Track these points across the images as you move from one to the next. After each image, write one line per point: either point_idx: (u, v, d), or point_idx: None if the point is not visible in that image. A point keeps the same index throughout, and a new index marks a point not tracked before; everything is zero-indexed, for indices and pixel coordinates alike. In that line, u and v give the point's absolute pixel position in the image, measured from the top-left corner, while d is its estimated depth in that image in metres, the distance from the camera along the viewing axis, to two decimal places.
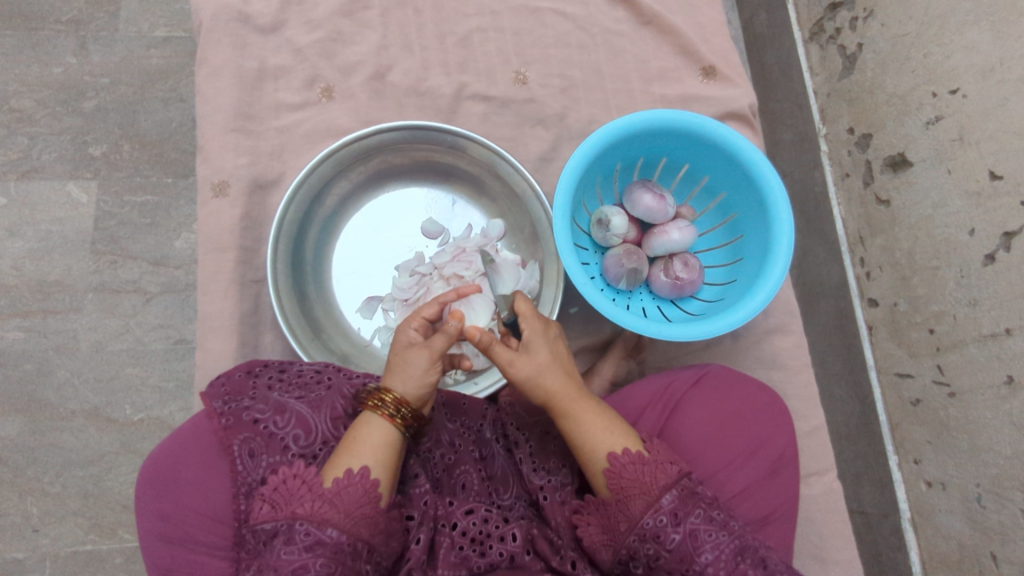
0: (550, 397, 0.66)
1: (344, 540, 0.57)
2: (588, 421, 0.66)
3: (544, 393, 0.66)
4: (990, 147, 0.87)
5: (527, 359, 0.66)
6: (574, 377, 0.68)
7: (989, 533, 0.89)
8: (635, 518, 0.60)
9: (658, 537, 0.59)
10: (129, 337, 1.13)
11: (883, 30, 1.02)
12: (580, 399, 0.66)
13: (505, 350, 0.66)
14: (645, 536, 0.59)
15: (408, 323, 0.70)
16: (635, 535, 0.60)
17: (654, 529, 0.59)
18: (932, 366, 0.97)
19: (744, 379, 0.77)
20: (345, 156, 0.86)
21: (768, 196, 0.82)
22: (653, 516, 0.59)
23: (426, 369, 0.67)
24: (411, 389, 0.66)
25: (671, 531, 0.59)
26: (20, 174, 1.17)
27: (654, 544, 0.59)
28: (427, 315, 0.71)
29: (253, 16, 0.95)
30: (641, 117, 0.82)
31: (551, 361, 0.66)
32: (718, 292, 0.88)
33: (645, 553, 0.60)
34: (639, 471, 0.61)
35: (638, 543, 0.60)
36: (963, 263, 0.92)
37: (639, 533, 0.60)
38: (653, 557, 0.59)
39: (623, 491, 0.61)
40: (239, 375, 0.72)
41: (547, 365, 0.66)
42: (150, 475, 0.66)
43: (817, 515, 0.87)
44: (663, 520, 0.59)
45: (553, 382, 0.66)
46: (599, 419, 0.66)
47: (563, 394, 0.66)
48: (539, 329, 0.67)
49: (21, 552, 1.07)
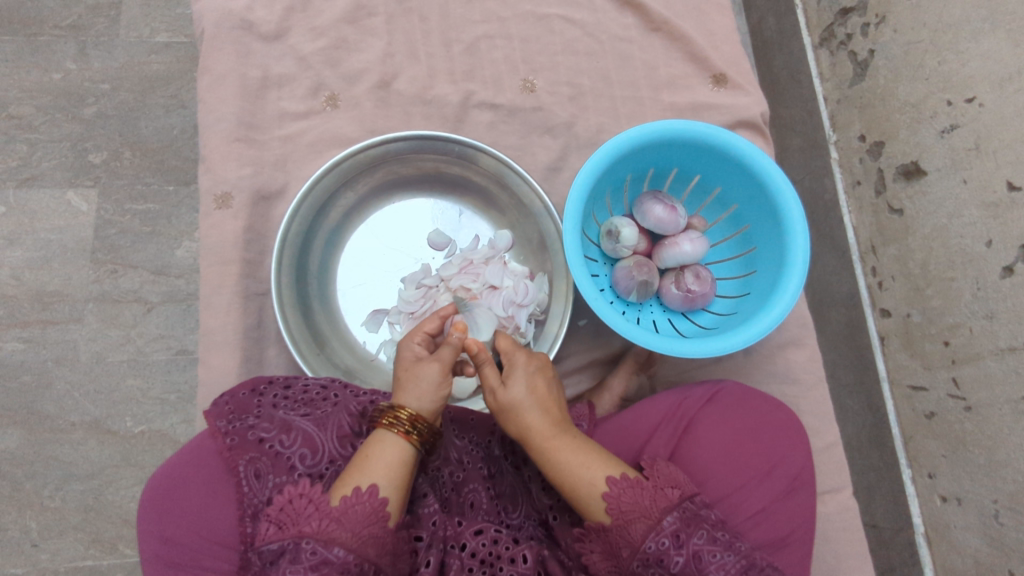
0: (525, 433, 0.65)
1: (351, 559, 0.55)
2: (564, 457, 0.63)
3: (520, 430, 0.65)
4: (1008, 157, 0.86)
5: (502, 393, 0.66)
6: (554, 413, 0.66)
7: (1006, 550, 0.87)
8: (637, 542, 0.58)
9: (661, 561, 0.57)
10: (130, 348, 1.11)
11: (896, 36, 1.00)
12: (555, 435, 0.64)
13: (492, 372, 0.67)
14: (649, 560, 0.57)
15: (410, 338, 0.71)
16: (638, 560, 0.58)
17: (656, 552, 0.57)
18: (947, 379, 0.95)
19: (755, 396, 0.75)
20: (351, 167, 0.85)
21: (782, 207, 0.80)
22: (654, 539, 0.58)
23: (439, 383, 0.66)
24: (425, 403, 0.65)
25: (674, 553, 0.57)
26: (19, 182, 1.16)
27: (658, 568, 0.57)
28: (428, 330, 0.72)
29: (256, 23, 0.93)
30: (651, 128, 0.80)
31: (527, 395, 0.65)
32: (731, 304, 0.86)
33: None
34: (636, 495, 0.60)
35: (641, 568, 0.58)
36: (979, 275, 0.90)
37: (642, 558, 0.58)
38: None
39: (622, 516, 0.59)
40: (243, 393, 0.70)
41: (521, 401, 0.65)
42: (153, 497, 0.65)
43: (832, 532, 0.86)
44: (665, 543, 0.57)
45: (527, 418, 0.65)
46: (576, 454, 0.63)
47: (538, 430, 0.64)
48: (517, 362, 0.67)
49: (20, 568, 1.06)
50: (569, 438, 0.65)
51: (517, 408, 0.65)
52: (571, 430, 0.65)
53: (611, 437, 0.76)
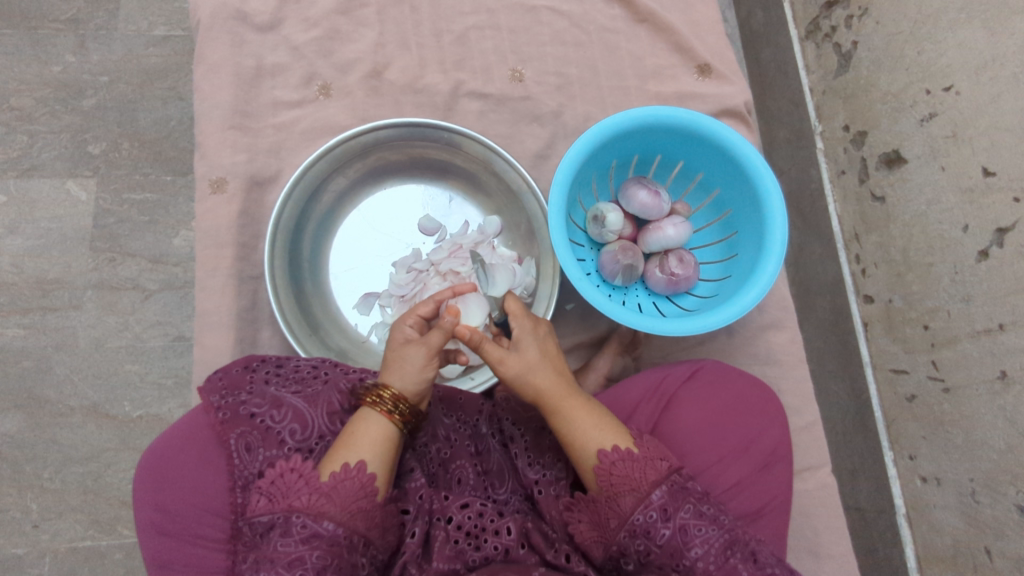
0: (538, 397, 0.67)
1: (341, 532, 0.57)
2: (577, 419, 0.66)
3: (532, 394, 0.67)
4: (983, 143, 0.88)
5: (512, 359, 0.67)
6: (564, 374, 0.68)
7: (983, 527, 0.89)
8: (626, 514, 0.60)
9: (648, 533, 0.60)
10: (128, 334, 1.13)
11: (877, 27, 1.02)
12: (568, 397, 0.67)
13: (495, 347, 0.67)
14: (636, 531, 0.60)
15: (403, 320, 0.71)
16: (626, 531, 0.60)
17: (644, 524, 0.60)
18: (926, 362, 0.97)
19: (737, 374, 0.77)
20: (342, 153, 0.87)
21: (762, 192, 0.82)
22: (643, 512, 0.60)
23: (423, 365, 0.67)
24: (408, 384, 0.66)
25: (661, 526, 0.59)
26: (19, 172, 1.18)
27: (645, 539, 0.60)
28: (422, 313, 0.72)
29: (250, 14, 0.95)
30: (634, 114, 0.82)
31: (540, 359, 0.67)
32: (714, 287, 0.88)
33: (636, 549, 0.60)
34: (628, 468, 0.62)
35: (628, 539, 0.60)
36: (956, 259, 0.92)
37: (630, 530, 0.60)
38: (644, 553, 0.60)
39: (612, 487, 0.62)
40: (236, 370, 0.72)
41: (534, 364, 0.67)
42: (148, 468, 0.67)
43: (812, 510, 0.88)
44: (653, 516, 0.60)
45: (540, 381, 0.67)
46: (588, 417, 0.66)
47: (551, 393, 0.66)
48: (528, 328, 0.68)
49: (21, 548, 1.08)
50: (580, 401, 0.67)
51: (529, 372, 0.67)
52: (582, 393, 0.68)
53: None
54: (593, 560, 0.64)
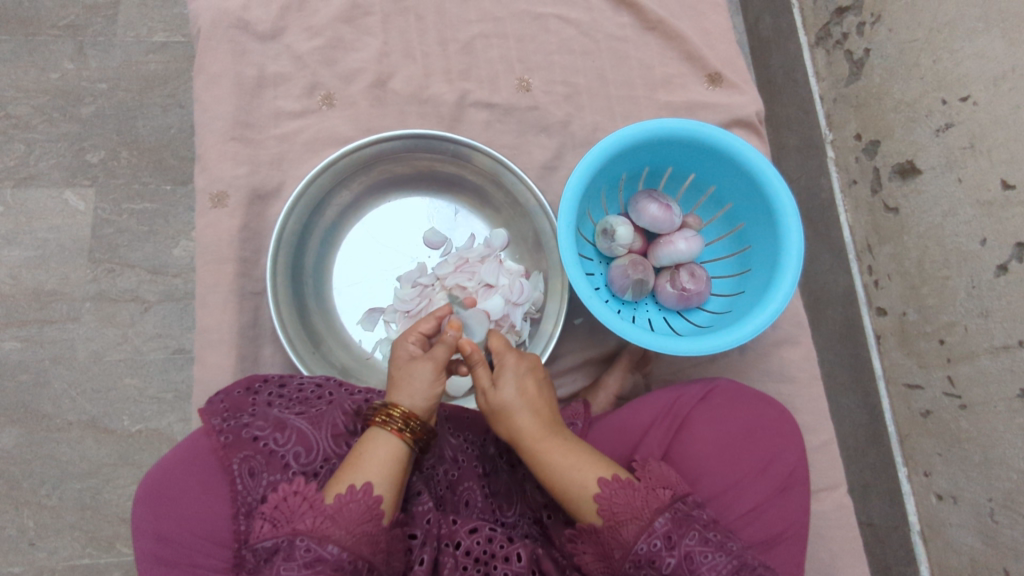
0: (515, 436, 0.65)
1: (345, 557, 0.55)
2: (557, 459, 0.63)
3: (511, 433, 0.65)
4: (1002, 155, 0.86)
5: (493, 395, 0.65)
6: (544, 413, 0.65)
7: (1002, 548, 0.87)
8: (629, 544, 0.57)
9: (653, 562, 0.57)
10: (128, 347, 1.11)
11: (891, 35, 1.00)
12: (546, 436, 0.64)
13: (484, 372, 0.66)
14: (640, 561, 0.57)
15: (404, 338, 0.70)
16: (630, 561, 0.57)
17: (648, 553, 0.57)
18: (942, 377, 0.95)
19: (752, 395, 0.75)
20: (346, 166, 0.85)
21: (776, 206, 0.80)
22: (647, 540, 0.57)
23: (431, 382, 0.66)
24: (418, 401, 0.65)
25: (666, 554, 0.56)
26: (17, 182, 1.16)
27: (651, 569, 0.57)
28: (423, 330, 0.71)
29: (252, 22, 0.93)
30: (646, 126, 0.80)
31: (519, 398, 0.65)
32: (726, 303, 0.86)
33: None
34: (629, 496, 0.59)
35: (633, 569, 0.57)
36: (974, 273, 0.90)
37: (634, 560, 0.57)
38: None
39: (614, 517, 0.59)
40: (238, 391, 0.70)
41: (511, 403, 0.64)
42: (147, 495, 0.65)
43: (827, 530, 0.86)
44: (657, 544, 0.57)
45: (518, 420, 0.64)
46: (570, 455, 0.63)
47: (529, 433, 0.64)
48: (509, 362, 0.66)
49: (18, 566, 1.06)
50: (559, 439, 0.64)
51: (507, 410, 0.65)
52: (561, 431, 0.65)
53: (606, 435, 0.76)
54: None
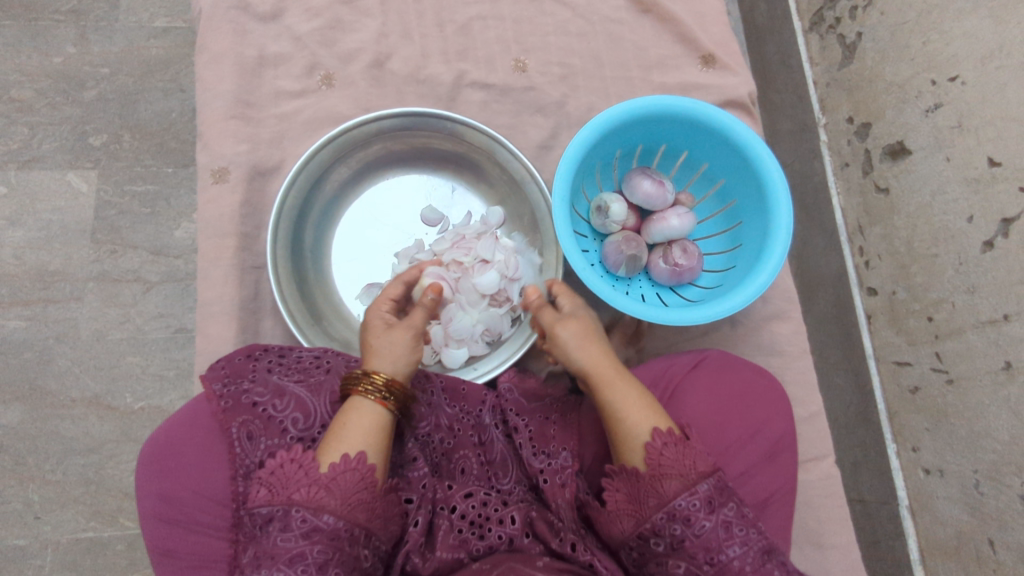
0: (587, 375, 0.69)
1: (341, 525, 0.57)
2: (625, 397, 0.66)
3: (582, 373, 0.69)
4: (989, 134, 0.87)
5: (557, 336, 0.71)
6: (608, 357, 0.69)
7: (987, 519, 0.89)
8: (668, 497, 0.59)
9: (687, 519, 0.58)
10: (130, 326, 1.13)
11: (882, 19, 1.02)
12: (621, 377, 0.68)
13: (550, 312, 0.73)
14: (675, 516, 0.58)
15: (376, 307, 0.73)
16: (664, 513, 0.58)
17: (685, 510, 0.58)
18: (930, 353, 0.97)
19: (742, 364, 0.77)
20: (345, 142, 0.86)
21: (767, 182, 0.82)
22: (686, 498, 0.58)
23: (410, 348, 0.68)
24: (400, 367, 0.67)
25: (702, 516, 0.58)
26: (20, 164, 1.17)
27: (683, 526, 0.58)
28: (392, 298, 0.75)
29: (252, 4, 0.95)
30: (640, 102, 0.82)
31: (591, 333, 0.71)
32: (717, 278, 0.88)
33: (670, 533, 0.58)
34: (678, 454, 0.61)
35: (665, 521, 0.58)
36: (961, 250, 0.92)
37: (669, 513, 0.58)
38: (678, 539, 0.58)
39: (660, 469, 0.60)
40: (239, 358, 0.72)
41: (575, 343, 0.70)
42: (151, 456, 0.67)
43: (816, 500, 0.88)
44: (696, 505, 0.58)
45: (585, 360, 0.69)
46: (639, 399, 0.66)
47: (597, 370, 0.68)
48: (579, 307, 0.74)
49: (22, 539, 1.08)
50: (636, 385, 0.68)
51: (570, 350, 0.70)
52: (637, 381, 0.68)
53: None
54: (613, 534, 0.63)
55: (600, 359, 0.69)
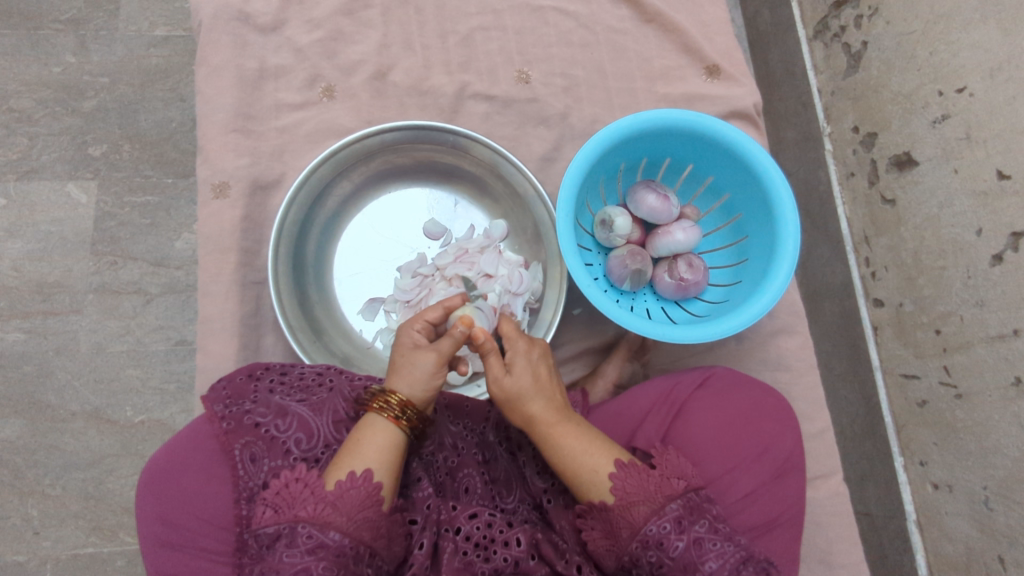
0: (529, 422, 0.65)
1: (347, 543, 0.55)
2: (567, 443, 0.63)
3: (525, 420, 0.65)
4: (997, 146, 0.86)
5: (506, 383, 0.64)
6: (557, 399, 0.66)
7: (997, 536, 0.88)
8: (638, 524, 0.59)
9: (661, 544, 0.58)
10: (130, 338, 1.12)
11: (888, 28, 1.01)
12: (559, 422, 0.64)
13: (497, 364, 0.65)
14: (648, 542, 0.59)
15: (410, 324, 0.67)
16: (638, 542, 0.59)
17: (657, 535, 0.58)
18: (938, 367, 0.96)
19: (745, 382, 0.76)
20: (345, 158, 0.86)
21: (773, 197, 0.81)
22: (656, 523, 0.59)
23: (433, 373, 0.64)
24: (419, 391, 0.64)
25: (675, 538, 0.58)
26: (19, 175, 1.17)
27: (657, 551, 0.58)
28: (430, 318, 0.69)
29: (253, 15, 0.94)
30: (644, 117, 0.81)
31: (531, 384, 0.65)
32: (723, 293, 0.87)
33: (647, 560, 0.59)
34: (642, 480, 0.61)
35: (640, 549, 0.59)
36: (970, 263, 0.91)
37: (642, 540, 0.59)
38: (656, 565, 0.59)
39: (626, 497, 0.60)
40: (240, 377, 0.71)
41: (526, 391, 0.64)
42: (153, 479, 0.66)
43: (823, 518, 0.88)
44: (666, 527, 0.59)
45: (532, 407, 0.64)
46: (579, 441, 0.63)
47: (543, 419, 0.64)
48: (522, 350, 0.66)
49: (22, 555, 1.07)
50: (572, 424, 0.65)
51: (521, 398, 0.65)
52: (574, 416, 0.66)
53: (603, 425, 0.77)
54: (605, 568, 0.63)
55: (544, 412, 0.65)
